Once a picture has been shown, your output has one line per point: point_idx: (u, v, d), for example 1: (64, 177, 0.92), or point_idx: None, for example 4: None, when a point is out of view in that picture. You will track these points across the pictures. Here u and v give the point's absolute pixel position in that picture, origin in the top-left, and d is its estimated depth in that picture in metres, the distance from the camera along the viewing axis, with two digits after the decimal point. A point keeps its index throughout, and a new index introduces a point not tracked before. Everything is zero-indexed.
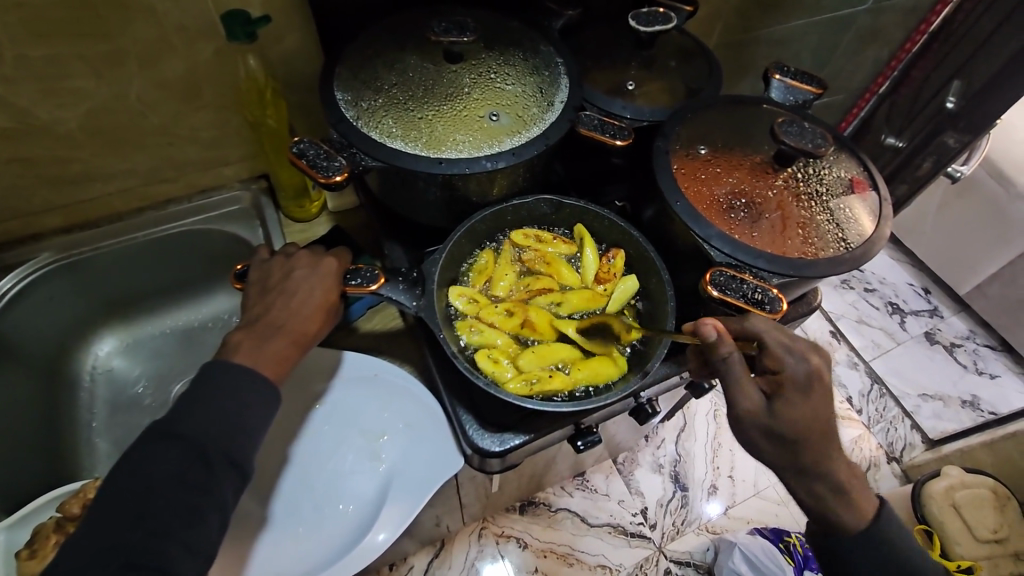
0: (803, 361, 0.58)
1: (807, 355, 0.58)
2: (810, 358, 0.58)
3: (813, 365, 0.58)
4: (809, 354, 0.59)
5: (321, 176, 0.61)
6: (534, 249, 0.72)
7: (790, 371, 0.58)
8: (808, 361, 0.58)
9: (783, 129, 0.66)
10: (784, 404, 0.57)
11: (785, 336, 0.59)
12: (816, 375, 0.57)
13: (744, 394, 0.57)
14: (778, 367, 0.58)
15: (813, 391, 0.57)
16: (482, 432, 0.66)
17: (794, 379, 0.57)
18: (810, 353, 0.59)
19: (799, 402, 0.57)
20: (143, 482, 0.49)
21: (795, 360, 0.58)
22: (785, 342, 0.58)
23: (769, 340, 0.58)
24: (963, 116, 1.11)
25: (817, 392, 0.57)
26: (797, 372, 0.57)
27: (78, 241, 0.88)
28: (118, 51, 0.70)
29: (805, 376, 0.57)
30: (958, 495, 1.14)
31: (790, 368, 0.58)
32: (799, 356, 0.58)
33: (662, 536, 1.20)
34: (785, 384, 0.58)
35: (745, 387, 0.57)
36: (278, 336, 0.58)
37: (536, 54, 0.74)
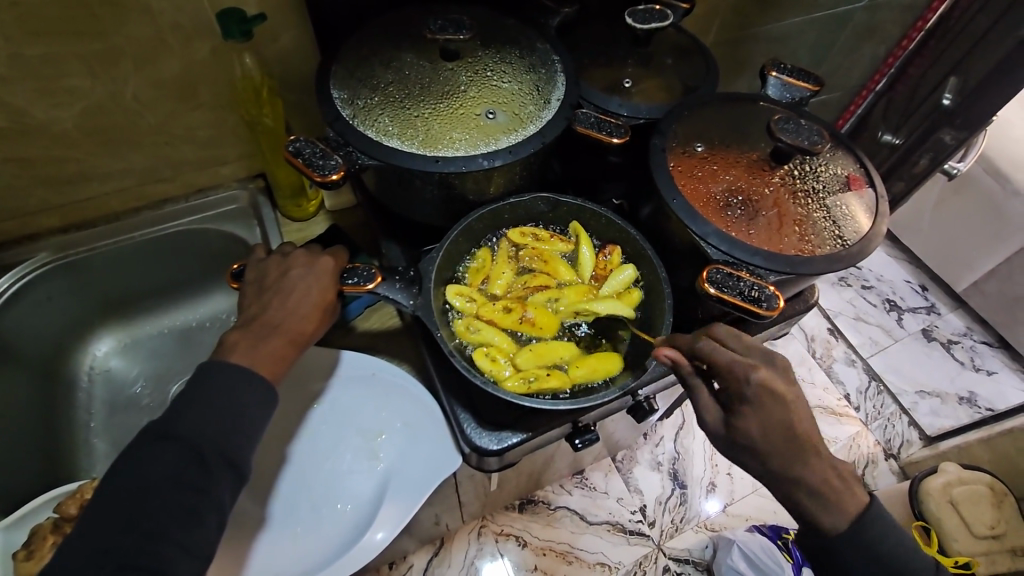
0: (748, 377, 0.56)
1: (753, 368, 0.57)
2: (756, 370, 0.56)
3: (759, 377, 0.56)
4: (759, 364, 0.57)
5: (318, 174, 0.60)
6: (529, 247, 0.72)
7: (776, 374, 0.57)
8: (753, 374, 0.56)
9: (779, 126, 0.66)
10: (740, 420, 0.57)
11: (727, 351, 0.58)
12: (765, 389, 0.56)
13: (704, 412, 0.59)
14: (727, 385, 0.58)
15: (767, 403, 0.56)
16: (480, 431, 0.65)
17: (741, 397, 0.57)
18: (757, 364, 0.57)
19: (751, 416, 0.56)
20: (140, 483, 0.49)
21: (741, 376, 0.57)
22: (730, 357, 0.58)
23: (714, 360, 0.58)
24: (960, 113, 1.11)
25: (769, 404, 0.56)
26: (744, 388, 0.56)
27: (75, 241, 0.88)
28: (113, 51, 0.70)
29: (751, 392, 0.56)
30: (955, 491, 1.14)
31: (737, 384, 0.57)
32: (745, 370, 0.57)
33: (661, 533, 1.20)
34: (735, 400, 0.57)
35: (706, 406, 0.58)
36: (274, 336, 0.58)
37: (532, 51, 0.73)
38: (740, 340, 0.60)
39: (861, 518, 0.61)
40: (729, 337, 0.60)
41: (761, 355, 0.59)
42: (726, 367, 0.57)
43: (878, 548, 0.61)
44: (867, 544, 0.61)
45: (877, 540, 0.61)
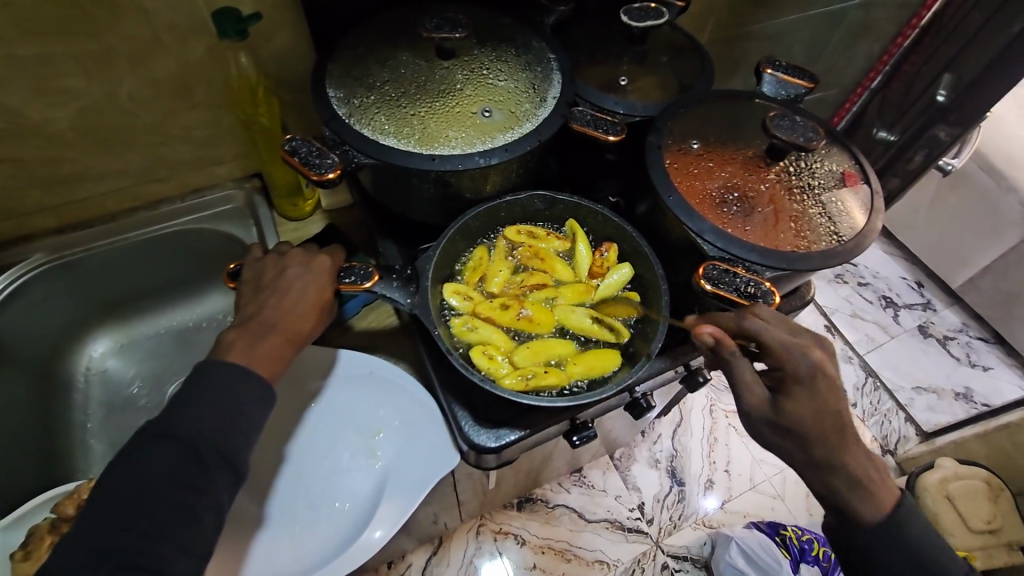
0: (806, 356, 0.57)
1: (809, 348, 0.58)
2: (812, 351, 0.58)
3: (790, 363, 0.57)
4: (811, 346, 0.58)
5: (314, 173, 0.60)
6: (525, 244, 0.72)
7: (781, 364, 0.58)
8: (810, 354, 0.57)
9: (775, 123, 0.67)
10: (792, 400, 0.57)
11: (786, 330, 0.58)
12: (820, 370, 0.57)
13: (749, 389, 0.57)
14: (781, 365, 0.58)
15: (818, 383, 0.57)
16: (477, 427, 0.66)
17: (796, 376, 0.57)
18: (813, 346, 0.58)
19: (806, 397, 0.57)
20: (137, 483, 0.49)
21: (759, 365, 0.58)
22: (786, 337, 0.57)
23: (770, 338, 0.57)
24: (954, 109, 1.12)
25: (821, 387, 0.57)
26: (801, 366, 0.57)
27: (71, 241, 0.88)
28: (108, 50, 0.70)
29: None
30: (951, 486, 1.16)
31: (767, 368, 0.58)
32: (802, 351, 0.57)
33: (659, 531, 1.20)
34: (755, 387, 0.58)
35: (751, 387, 0.57)
36: (271, 335, 0.58)
37: (528, 49, 0.73)
38: (790, 322, 0.59)
39: (862, 513, 0.61)
40: (775, 317, 0.58)
41: (810, 337, 0.59)
42: (781, 347, 0.57)
43: (877, 543, 0.61)
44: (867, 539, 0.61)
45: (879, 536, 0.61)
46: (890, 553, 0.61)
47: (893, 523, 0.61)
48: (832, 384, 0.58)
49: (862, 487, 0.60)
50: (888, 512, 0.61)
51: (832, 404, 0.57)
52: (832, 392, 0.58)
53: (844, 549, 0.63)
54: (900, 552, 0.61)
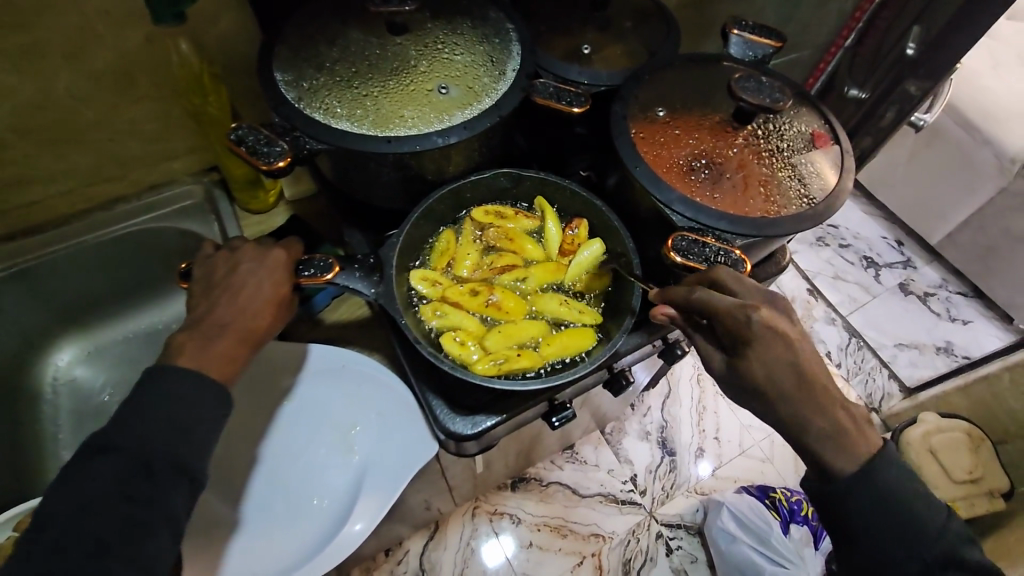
0: (747, 318, 0.51)
1: (751, 310, 0.52)
2: (756, 310, 0.52)
3: (760, 316, 0.51)
4: (758, 303, 0.52)
5: (263, 162, 0.57)
6: (495, 224, 0.70)
7: (766, 319, 0.52)
8: (752, 315, 0.51)
9: (741, 85, 0.64)
10: (742, 364, 0.52)
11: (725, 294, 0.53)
12: (768, 327, 0.51)
13: (708, 358, 0.55)
14: (730, 330, 0.53)
15: (766, 342, 0.51)
16: (453, 415, 0.64)
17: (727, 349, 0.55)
18: (757, 304, 0.52)
19: (752, 357, 0.51)
20: (84, 497, 0.46)
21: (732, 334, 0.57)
22: (730, 303, 0.52)
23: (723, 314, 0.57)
24: (923, 63, 1.07)
25: None
26: (743, 329, 0.52)
27: (23, 249, 0.84)
28: (36, 42, 0.66)
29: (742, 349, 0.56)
30: (933, 440, 1.19)
31: (738, 328, 0.52)
32: (744, 312, 0.52)
33: (652, 501, 1.21)
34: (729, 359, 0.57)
35: (711, 355, 0.55)
36: (224, 335, 0.55)
37: (485, 21, 0.70)
38: (736, 281, 0.54)
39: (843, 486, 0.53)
40: (730, 279, 0.55)
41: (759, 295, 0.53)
42: (722, 314, 0.52)
43: None
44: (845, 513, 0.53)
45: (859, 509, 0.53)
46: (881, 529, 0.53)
47: (880, 494, 0.53)
48: (788, 339, 0.52)
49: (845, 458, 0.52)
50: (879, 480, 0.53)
51: (786, 358, 0.51)
52: (794, 347, 0.52)
53: (828, 525, 0.56)
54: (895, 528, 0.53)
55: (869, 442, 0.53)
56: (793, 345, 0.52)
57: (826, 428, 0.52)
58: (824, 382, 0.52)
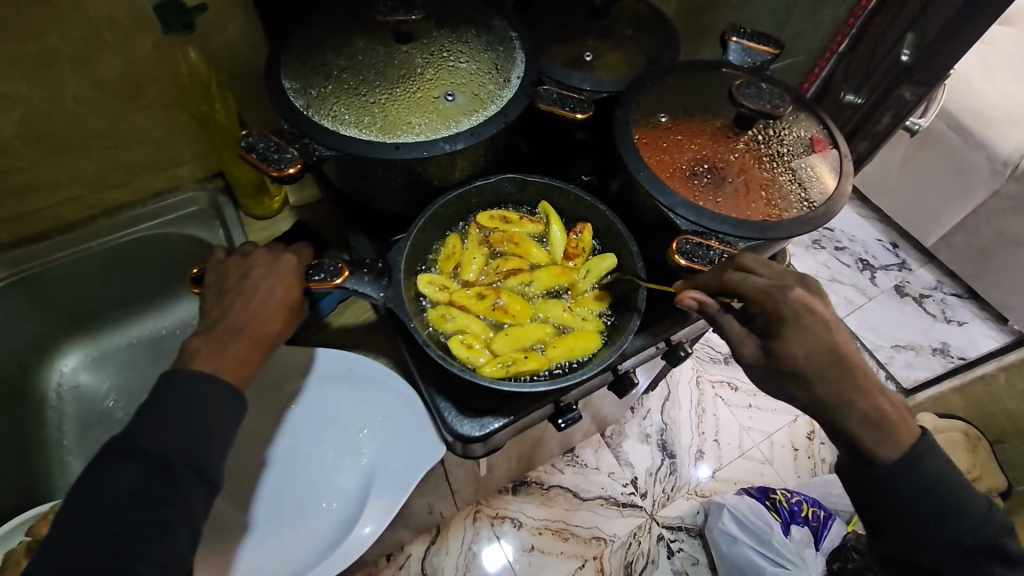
0: (783, 295, 0.52)
1: (787, 289, 0.52)
2: (793, 290, 0.52)
3: (797, 295, 0.52)
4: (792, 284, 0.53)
5: (273, 169, 0.58)
6: (500, 229, 0.71)
7: (802, 298, 0.52)
8: (789, 292, 0.52)
9: (741, 91, 0.66)
10: (781, 344, 0.52)
11: (761, 276, 0.54)
12: (803, 305, 0.52)
13: (740, 346, 0.54)
14: (764, 311, 0.53)
15: (805, 320, 0.51)
16: (461, 418, 0.65)
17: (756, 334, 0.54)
18: (792, 286, 0.53)
19: (790, 334, 0.51)
20: (105, 500, 0.47)
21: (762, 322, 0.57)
22: (765, 282, 0.53)
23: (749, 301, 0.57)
24: (919, 68, 1.09)
25: None
26: (778, 306, 0.52)
27: (28, 256, 0.84)
28: (46, 51, 0.66)
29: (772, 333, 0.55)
30: (931, 440, 1.19)
31: (774, 307, 0.52)
32: (780, 290, 0.52)
33: (653, 503, 1.22)
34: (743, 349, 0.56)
35: (742, 339, 0.54)
36: (237, 340, 0.56)
37: (489, 29, 0.71)
38: (769, 267, 0.56)
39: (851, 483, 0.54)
40: (758, 265, 0.55)
41: (791, 277, 0.54)
42: (759, 293, 0.53)
43: None
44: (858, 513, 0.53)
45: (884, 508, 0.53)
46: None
47: (886, 490, 0.54)
48: (825, 321, 0.52)
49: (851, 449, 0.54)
50: (885, 472, 0.54)
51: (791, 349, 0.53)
52: (832, 329, 0.52)
53: None
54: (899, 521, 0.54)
55: (908, 430, 0.54)
56: (830, 328, 0.52)
57: (828, 423, 0.53)
58: (860, 367, 0.53)
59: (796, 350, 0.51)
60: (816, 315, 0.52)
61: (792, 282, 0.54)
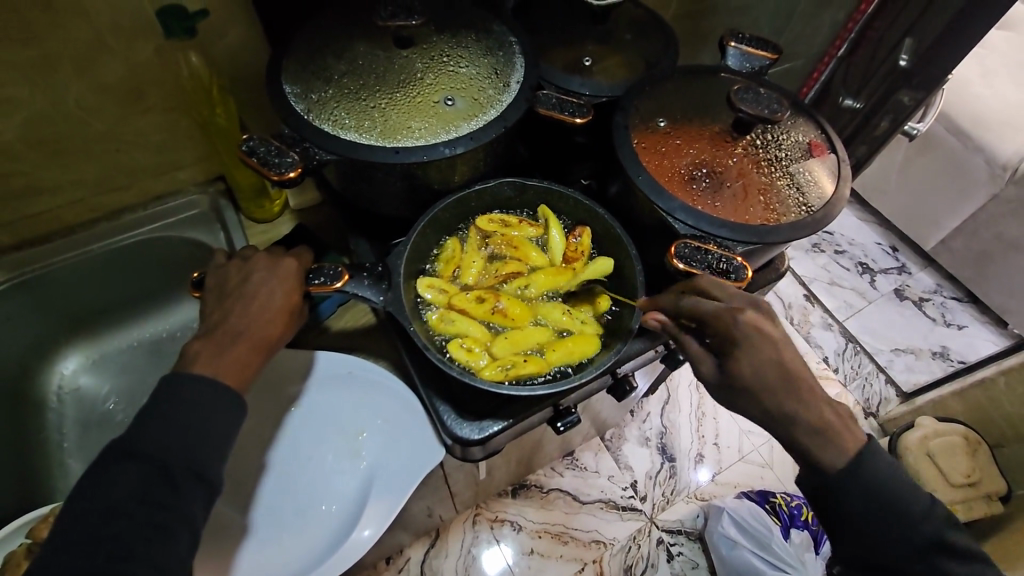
0: (734, 319, 0.54)
1: (736, 311, 0.54)
2: (741, 312, 0.54)
3: (746, 318, 0.54)
4: (744, 306, 0.55)
5: (274, 173, 0.59)
6: (498, 232, 0.71)
7: (751, 320, 0.54)
8: (739, 315, 0.54)
9: (739, 96, 0.66)
10: (731, 363, 0.54)
11: (714, 297, 0.56)
12: (753, 328, 0.54)
13: (699, 364, 0.57)
14: (718, 333, 0.55)
15: (753, 341, 0.54)
16: (460, 421, 0.65)
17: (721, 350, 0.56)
18: (741, 306, 0.55)
19: (741, 355, 0.54)
20: (105, 503, 0.47)
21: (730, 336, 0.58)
22: (717, 305, 0.55)
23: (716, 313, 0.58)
24: (918, 73, 1.09)
25: None
26: (729, 330, 0.54)
27: (29, 259, 0.85)
28: (49, 56, 0.67)
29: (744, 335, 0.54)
30: (931, 444, 1.21)
31: (725, 329, 0.54)
32: (730, 314, 0.54)
33: (652, 507, 1.22)
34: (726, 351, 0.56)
35: (700, 358, 0.57)
36: (238, 343, 0.56)
37: (489, 34, 0.71)
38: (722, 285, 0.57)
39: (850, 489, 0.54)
40: (713, 286, 0.57)
41: (742, 298, 0.56)
42: (709, 316, 0.55)
43: None
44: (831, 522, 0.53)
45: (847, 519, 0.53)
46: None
47: (884, 495, 0.54)
48: (775, 340, 0.54)
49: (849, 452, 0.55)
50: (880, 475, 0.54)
51: (774, 357, 0.54)
52: (780, 348, 0.54)
53: (832, 526, 0.57)
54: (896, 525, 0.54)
55: (853, 436, 0.55)
56: (780, 347, 0.54)
57: (825, 427, 0.53)
58: (808, 380, 0.54)
59: (746, 371, 0.53)
60: (767, 335, 0.54)
61: (743, 302, 0.55)
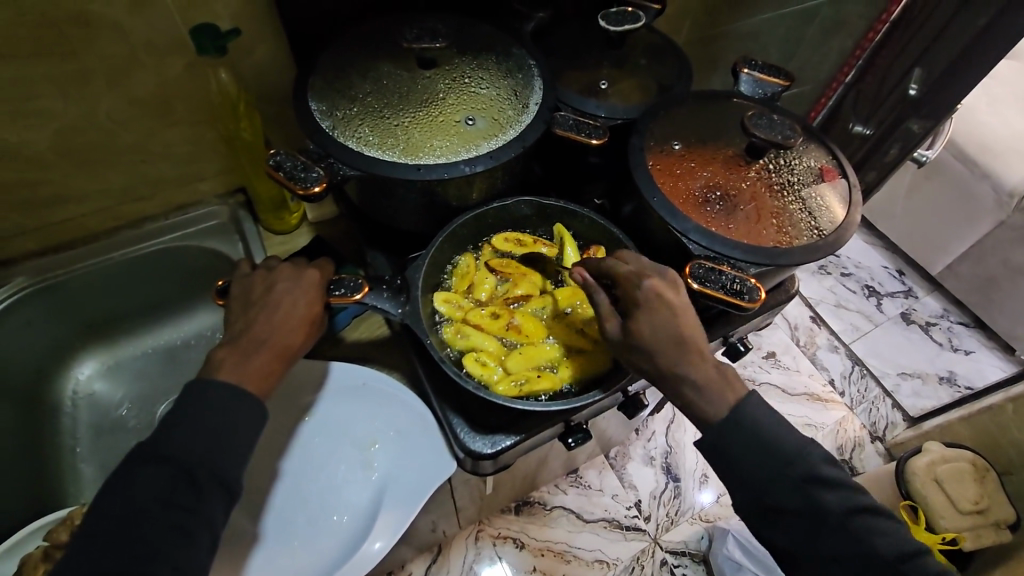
0: (639, 281, 0.59)
1: (642, 277, 0.59)
2: (648, 277, 0.59)
3: (650, 283, 0.58)
4: (652, 274, 0.60)
5: (300, 187, 0.60)
6: (509, 249, 0.73)
7: (654, 285, 0.58)
8: (644, 280, 0.59)
9: (753, 122, 0.68)
10: (634, 321, 0.57)
11: (625, 264, 0.62)
12: (655, 292, 0.58)
13: (605, 322, 0.59)
14: (626, 293, 0.59)
15: (654, 303, 0.57)
16: (473, 435, 0.66)
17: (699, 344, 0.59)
18: (646, 274, 0.60)
19: (643, 315, 0.57)
20: (132, 505, 0.48)
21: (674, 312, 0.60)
22: (629, 268, 0.61)
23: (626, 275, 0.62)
24: (926, 102, 1.11)
25: None
26: (635, 291, 0.58)
27: (53, 264, 0.87)
28: (85, 69, 0.69)
29: (643, 294, 0.58)
30: (939, 470, 1.15)
31: (631, 290, 0.59)
32: (637, 277, 0.59)
33: (656, 527, 1.21)
34: (631, 307, 0.59)
35: (605, 315, 0.59)
36: (262, 352, 0.57)
37: (509, 56, 0.74)
38: (637, 259, 0.63)
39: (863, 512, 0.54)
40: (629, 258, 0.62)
41: (653, 269, 0.61)
42: (622, 277, 0.60)
43: None
44: (843, 543, 0.54)
45: (859, 543, 0.53)
46: (889, 556, 0.53)
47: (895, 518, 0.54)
48: (675, 308, 0.58)
49: (858, 470, 0.56)
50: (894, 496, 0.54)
51: (670, 321, 0.57)
52: (678, 313, 0.57)
53: None
54: (915, 552, 0.53)
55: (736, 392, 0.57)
56: (677, 313, 0.57)
57: None
58: (698, 345, 0.57)
59: (644, 329, 0.56)
60: (667, 301, 0.58)
61: (650, 272, 0.60)
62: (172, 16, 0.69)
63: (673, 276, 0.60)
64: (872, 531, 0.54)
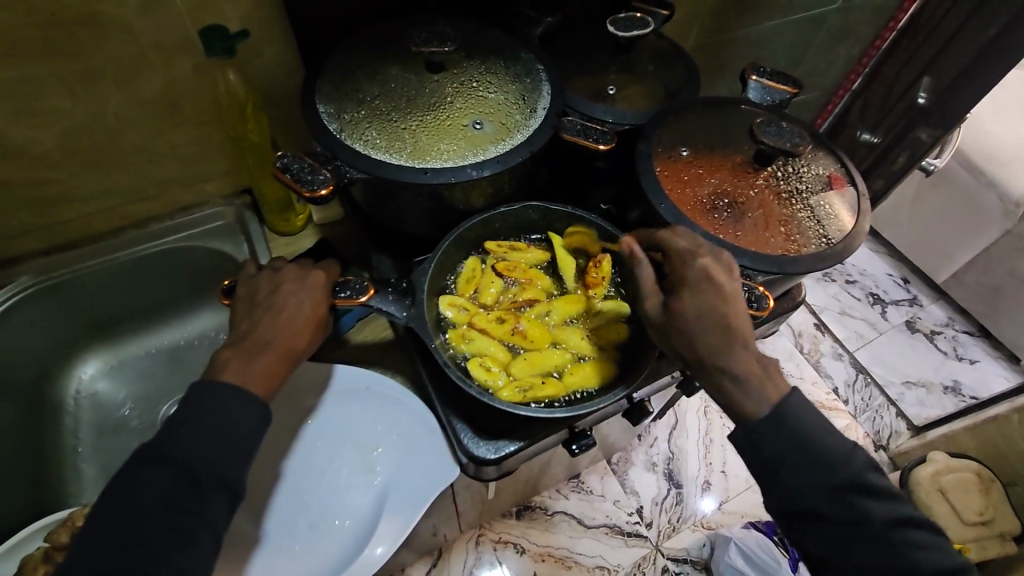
0: (690, 260, 0.59)
1: (696, 255, 0.59)
2: (700, 257, 0.59)
3: (702, 263, 0.58)
4: (705, 254, 0.59)
5: (307, 189, 0.60)
6: (505, 257, 0.72)
7: (706, 266, 0.58)
8: (696, 259, 0.58)
9: (762, 129, 0.68)
10: (677, 302, 0.58)
11: (681, 240, 0.61)
12: (706, 273, 0.58)
13: (645, 298, 0.60)
14: (675, 269, 0.60)
15: (703, 285, 0.57)
16: (477, 440, 0.66)
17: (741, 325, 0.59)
18: (701, 253, 0.59)
19: (688, 295, 0.57)
20: (134, 506, 0.48)
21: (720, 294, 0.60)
22: (684, 245, 0.60)
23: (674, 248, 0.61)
24: (934, 111, 1.10)
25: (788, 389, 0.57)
26: (686, 270, 0.58)
27: (58, 263, 0.87)
28: (94, 69, 0.69)
29: (692, 274, 0.58)
30: (943, 480, 1.16)
31: (681, 267, 0.59)
32: (690, 256, 0.59)
33: (658, 534, 1.20)
34: (678, 287, 0.59)
35: (647, 290, 0.60)
36: (266, 352, 0.57)
37: (516, 61, 0.74)
38: (692, 234, 0.62)
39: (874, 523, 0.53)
40: (686, 234, 0.62)
41: (708, 248, 0.60)
42: (676, 254, 0.60)
43: None
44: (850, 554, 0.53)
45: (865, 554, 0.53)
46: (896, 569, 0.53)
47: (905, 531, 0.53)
48: (724, 293, 0.57)
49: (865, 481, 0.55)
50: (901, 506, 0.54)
51: (717, 305, 0.56)
52: (726, 298, 0.57)
53: None
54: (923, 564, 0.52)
55: (775, 386, 0.57)
56: (727, 298, 0.57)
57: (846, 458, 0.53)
58: (744, 333, 0.57)
59: (687, 310, 0.57)
60: (717, 285, 0.57)
61: (704, 251, 0.60)
62: (181, 16, 0.69)
63: (728, 261, 0.60)
64: (881, 543, 0.53)
